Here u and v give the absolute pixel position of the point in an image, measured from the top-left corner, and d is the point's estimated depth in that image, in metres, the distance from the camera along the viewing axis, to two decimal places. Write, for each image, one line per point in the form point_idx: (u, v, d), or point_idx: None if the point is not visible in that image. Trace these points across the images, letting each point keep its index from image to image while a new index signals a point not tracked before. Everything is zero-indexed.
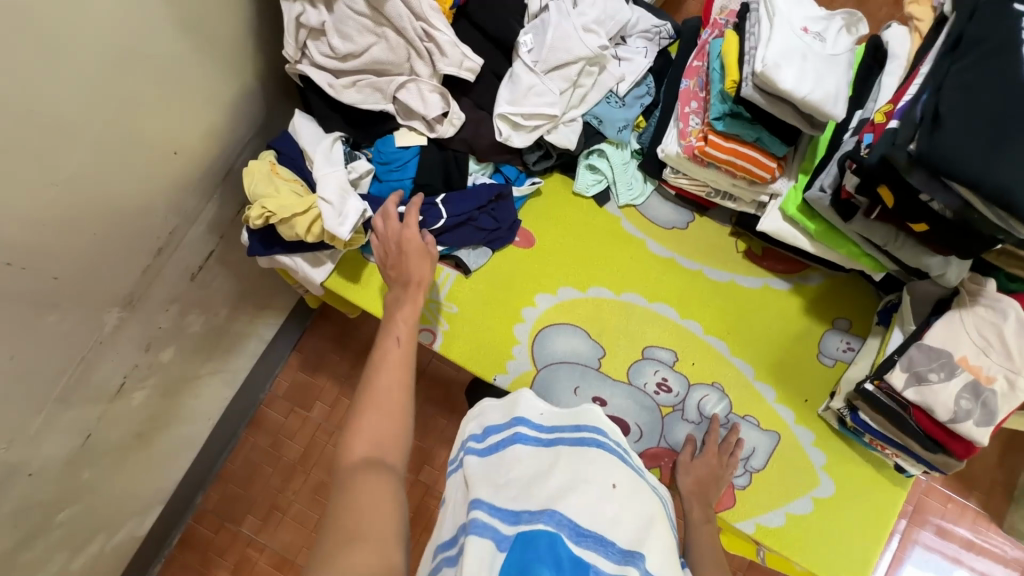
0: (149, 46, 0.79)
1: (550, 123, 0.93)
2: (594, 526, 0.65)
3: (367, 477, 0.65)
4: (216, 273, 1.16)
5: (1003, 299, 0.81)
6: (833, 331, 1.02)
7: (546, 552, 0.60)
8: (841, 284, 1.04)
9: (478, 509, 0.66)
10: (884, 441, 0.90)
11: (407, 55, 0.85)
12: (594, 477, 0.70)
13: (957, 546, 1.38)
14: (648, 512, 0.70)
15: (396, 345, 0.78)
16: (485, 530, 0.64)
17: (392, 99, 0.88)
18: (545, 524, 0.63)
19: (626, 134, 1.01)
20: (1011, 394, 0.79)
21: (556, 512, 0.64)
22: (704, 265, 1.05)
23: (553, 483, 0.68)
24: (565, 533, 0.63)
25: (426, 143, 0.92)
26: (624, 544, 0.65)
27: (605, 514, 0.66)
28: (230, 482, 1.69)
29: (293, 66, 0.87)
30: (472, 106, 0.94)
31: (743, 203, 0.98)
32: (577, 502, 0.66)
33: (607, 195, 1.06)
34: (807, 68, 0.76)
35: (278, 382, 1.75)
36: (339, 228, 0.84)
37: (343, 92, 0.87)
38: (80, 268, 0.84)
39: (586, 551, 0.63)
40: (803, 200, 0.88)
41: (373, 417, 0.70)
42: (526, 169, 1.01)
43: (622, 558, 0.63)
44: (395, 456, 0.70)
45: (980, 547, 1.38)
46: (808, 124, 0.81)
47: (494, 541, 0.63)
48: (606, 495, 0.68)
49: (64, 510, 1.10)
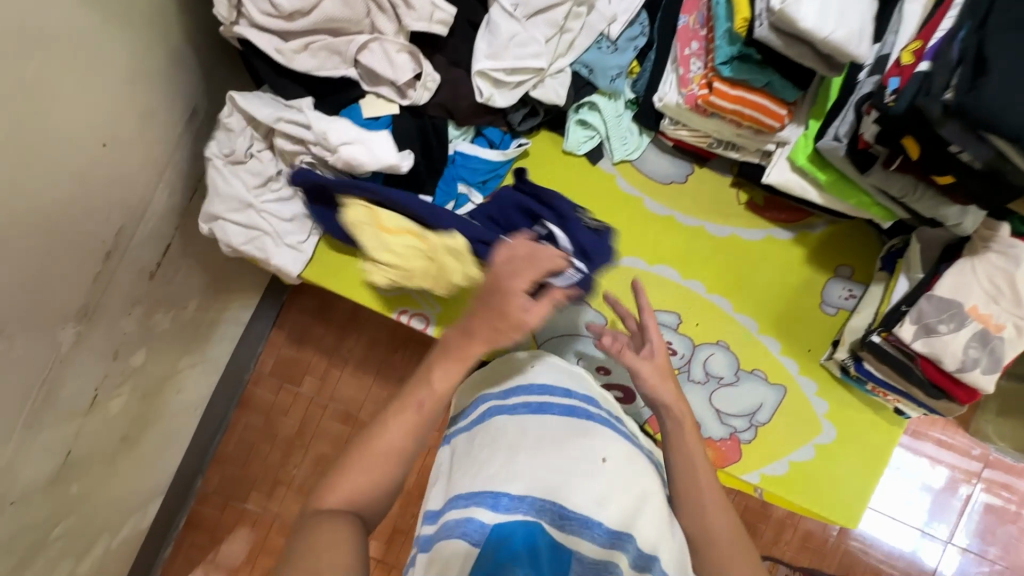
0: (51, 21, 0.65)
1: (537, 77, 0.83)
2: (580, 506, 0.61)
3: (332, 522, 0.60)
4: (177, 266, 1.06)
5: (1015, 245, 0.79)
6: (836, 279, 1.00)
7: (520, 535, 0.56)
8: (844, 231, 1.00)
9: (456, 507, 0.61)
10: (886, 389, 0.90)
11: (365, 8, 0.74)
12: (579, 455, 0.65)
13: (930, 447, 1.47)
14: (636, 485, 0.65)
15: (415, 411, 0.67)
16: (458, 525, 0.58)
17: (354, 63, 0.76)
18: (524, 513, 0.58)
19: (620, 83, 0.91)
20: (1019, 339, 0.79)
21: (532, 497, 0.60)
22: (704, 221, 0.99)
23: (539, 466, 0.63)
24: (546, 520, 0.59)
25: (399, 112, 0.81)
26: (611, 524, 0.61)
27: (594, 493, 0.62)
28: (228, 463, 1.66)
29: (229, 28, 0.73)
30: (446, 64, 0.83)
31: (748, 152, 0.91)
32: (564, 482, 0.62)
33: (600, 151, 0.97)
34: (831, 3, 0.67)
35: (263, 360, 1.69)
36: (398, 161, 0.79)
37: (295, 58, 0.75)
38: (19, 289, 0.73)
39: (571, 537, 0.59)
40: (814, 149, 0.82)
41: (361, 475, 0.65)
42: (511, 130, 0.91)
43: (611, 542, 0.60)
44: (372, 508, 0.66)
45: (948, 445, 1.47)
46: (825, 66, 0.72)
47: (466, 534, 0.57)
48: (593, 470, 0.64)
49: (60, 525, 1.06)
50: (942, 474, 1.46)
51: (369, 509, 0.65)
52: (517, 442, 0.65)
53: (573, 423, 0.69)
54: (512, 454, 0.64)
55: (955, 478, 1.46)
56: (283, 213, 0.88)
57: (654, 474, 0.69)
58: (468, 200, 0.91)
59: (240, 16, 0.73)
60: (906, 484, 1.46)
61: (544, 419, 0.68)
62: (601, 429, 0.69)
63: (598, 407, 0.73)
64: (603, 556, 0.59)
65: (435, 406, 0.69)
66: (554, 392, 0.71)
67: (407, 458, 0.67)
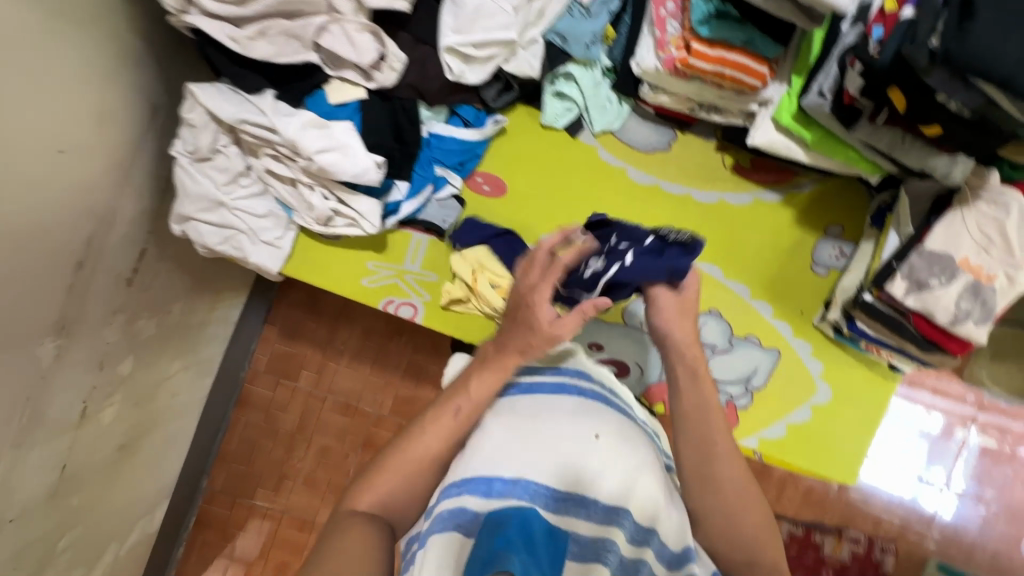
0: None
1: (507, 51, 0.80)
2: (573, 485, 0.61)
3: (357, 527, 0.60)
4: (155, 271, 1.03)
5: (1007, 193, 0.78)
6: (827, 239, 0.98)
7: (515, 518, 0.54)
8: (834, 189, 0.98)
9: (448, 497, 0.59)
10: (878, 345, 0.90)
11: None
12: (571, 433, 0.64)
13: (927, 395, 1.47)
14: (630, 459, 0.65)
15: (450, 415, 0.67)
16: (452, 517, 0.57)
17: (314, 47, 0.75)
18: (518, 498, 0.58)
19: (596, 51, 0.87)
20: (1010, 289, 0.78)
21: (527, 481, 0.59)
22: (691, 188, 0.97)
23: (531, 448, 0.62)
24: (540, 504, 0.58)
25: (366, 95, 0.80)
26: (605, 501, 0.61)
27: (588, 472, 0.62)
28: (232, 462, 1.66)
29: (177, 18, 0.69)
30: (412, 41, 0.80)
31: (731, 113, 0.88)
32: (556, 462, 0.62)
33: (579, 124, 0.94)
34: None
35: (257, 358, 1.67)
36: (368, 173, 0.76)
37: (251, 45, 0.72)
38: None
39: (566, 518, 0.59)
40: (799, 106, 0.80)
41: (391, 480, 0.64)
42: (486, 107, 0.88)
43: (608, 518, 0.60)
44: (402, 515, 0.64)
45: (943, 391, 1.47)
46: (806, 19, 0.69)
47: (460, 526, 0.56)
48: (585, 447, 0.63)
49: (65, 538, 1.05)
50: (938, 420, 1.47)
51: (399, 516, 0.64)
52: (507, 424, 0.65)
53: (563, 402, 0.68)
54: (505, 439, 0.63)
55: (952, 423, 1.47)
56: (257, 209, 0.84)
57: (649, 447, 0.69)
58: (447, 182, 0.89)
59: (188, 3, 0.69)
60: (906, 434, 1.46)
61: (535, 400, 0.68)
62: (597, 406, 0.69)
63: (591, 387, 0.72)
64: (598, 533, 0.59)
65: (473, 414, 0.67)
66: (544, 374, 0.72)
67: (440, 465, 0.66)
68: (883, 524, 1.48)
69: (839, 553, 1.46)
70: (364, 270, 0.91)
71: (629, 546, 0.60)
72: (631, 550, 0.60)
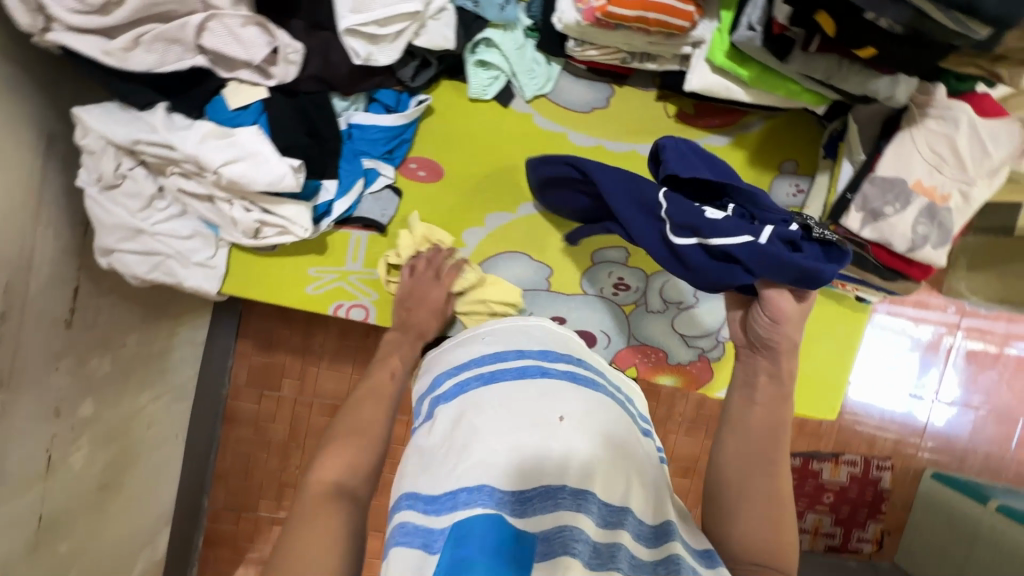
0: None
1: (415, 22, 0.74)
2: (537, 477, 0.56)
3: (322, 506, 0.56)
4: (95, 307, 0.99)
5: (953, 106, 0.74)
6: (781, 176, 0.95)
7: (478, 525, 0.52)
8: (782, 124, 0.94)
9: (405, 509, 0.58)
10: (843, 280, 0.88)
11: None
12: (533, 419, 0.60)
13: (909, 310, 1.47)
14: (600, 436, 0.61)
15: (387, 378, 0.70)
16: (417, 535, 0.55)
17: (199, 48, 0.69)
18: (482, 505, 0.54)
19: (512, 11, 0.81)
20: (965, 206, 0.77)
21: (489, 487, 0.55)
22: (635, 144, 0.92)
23: (495, 442, 0.58)
24: (506, 509, 0.54)
25: (269, 94, 0.76)
26: (574, 486, 0.56)
27: (555, 459, 0.57)
28: (229, 478, 1.64)
29: (41, 38, 0.61)
30: (305, 29, 0.74)
31: (665, 60, 0.84)
32: (520, 455, 0.57)
33: (509, 91, 0.89)
34: None
35: (235, 372, 1.61)
36: (284, 180, 0.72)
37: (128, 57, 0.66)
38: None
39: (531, 517, 0.54)
40: (731, 43, 0.74)
41: (347, 448, 0.61)
42: (406, 87, 0.84)
43: (579, 506, 0.55)
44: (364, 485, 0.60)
45: (928, 303, 1.48)
46: None
47: (426, 545, 0.54)
48: (550, 431, 0.59)
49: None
50: (923, 331, 1.48)
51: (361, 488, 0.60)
52: (470, 422, 0.61)
53: (526, 385, 0.64)
54: (468, 438, 0.59)
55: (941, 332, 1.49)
56: (179, 231, 0.80)
57: (623, 422, 0.65)
58: (378, 173, 0.86)
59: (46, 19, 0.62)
60: (898, 344, 1.47)
61: (497, 388, 0.64)
62: (563, 385, 0.65)
63: (558, 363, 0.69)
64: (564, 523, 0.54)
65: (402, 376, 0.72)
66: (506, 359, 0.68)
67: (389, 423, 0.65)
68: (878, 443, 1.49)
69: (839, 477, 1.45)
70: (306, 278, 0.87)
71: (602, 532, 0.56)
72: (603, 536, 0.56)
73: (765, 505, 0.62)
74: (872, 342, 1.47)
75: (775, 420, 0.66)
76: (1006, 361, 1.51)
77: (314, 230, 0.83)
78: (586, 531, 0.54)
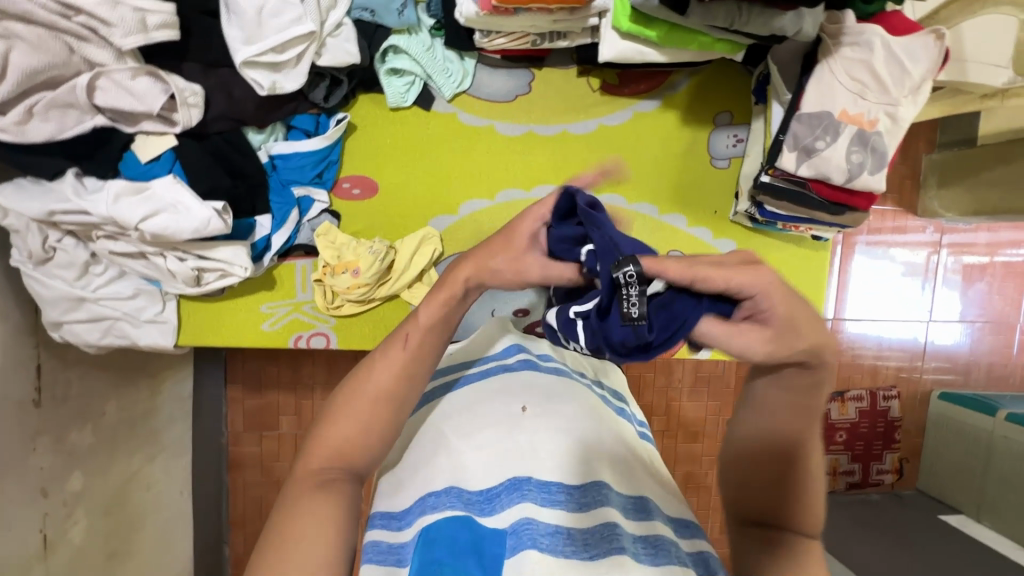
0: None
1: (313, 43, 0.76)
2: (503, 473, 0.55)
3: (318, 490, 0.57)
4: (62, 380, 1.01)
5: (865, 30, 0.73)
6: (717, 130, 0.94)
7: (444, 526, 0.49)
8: (709, 78, 0.92)
9: (377, 528, 0.55)
10: (794, 222, 0.87)
11: (65, 45, 0.68)
12: (496, 412, 0.60)
13: (888, 233, 1.42)
14: (561, 419, 0.59)
15: (399, 347, 0.61)
16: (390, 552, 0.52)
17: (96, 108, 0.73)
18: (451, 507, 0.52)
19: (412, 13, 0.81)
20: (894, 127, 0.76)
21: (458, 488, 0.54)
22: (564, 124, 0.92)
23: (463, 445, 0.58)
24: (474, 510, 0.52)
25: (179, 140, 0.79)
26: (537, 477, 0.54)
27: (522, 451, 0.56)
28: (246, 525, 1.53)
29: None
30: (203, 68, 0.77)
31: (576, 35, 0.83)
32: (485, 455, 0.57)
33: (429, 94, 0.89)
34: None
35: (231, 418, 1.51)
36: (212, 223, 0.77)
37: (26, 129, 0.70)
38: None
39: (501, 513, 0.51)
40: (633, 7, 0.73)
41: (347, 427, 0.59)
42: (322, 109, 0.86)
43: (546, 501, 0.52)
44: (366, 461, 0.60)
45: (910, 224, 1.43)
46: None
47: (399, 560, 0.51)
48: (514, 425, 0.59)
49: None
50: (906, 253, 1.44)
51: (364, 464, 0.60)
52: (439, 428, 0.61)
53: (484, 385, 0.65)
54: (438, 446, 0.59)
55: (922, 253, 1.44)
56: (121, 292, 0.86)
57: (584, 402, 0.63)
58: (312, 200, 0.90)
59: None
60: (880, 273, 1.44)
61: (463, 392, 0.65)
62: (519, 374, 0.65)
63: (516, 358, 0.69)
64: (531, 515, 0.50)
65: (423, 348, 0.61)
66: (471, 366, 0.70)
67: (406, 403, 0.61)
68: (880, 372, 1.46)
69: (847, 415, 1.43)
70: (262, 315, 0.93)
71: (575, 518, 0.51)
72: (570, 520, 0.51)
73: (783, 493, 0.51)
74: (857, 270, 1.43)
75: (805, 409, 0.49)
76: (995, 269, 1.48)
77: (257, 267, 0.87)
78: (554, 522, 0.50)
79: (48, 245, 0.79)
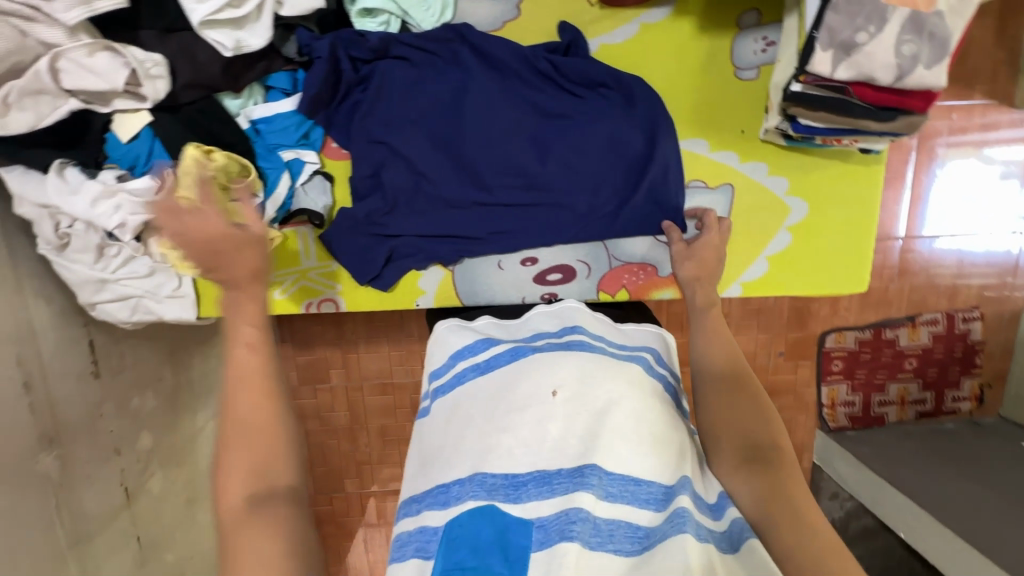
0: (148, 32, 0.77)
1: (598, 66, 0.90)
2: (534, 464, 0.60)
3: (270, 506, 0.56)
4: None
5: None
6: (855, 285, 1.03)
7: (465, 524, 0.57)
8: (868, 233, 1.01)
9: (403, 517, 0.64)
10: (835, 134, 0.85)
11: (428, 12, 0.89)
12: (527, 392, 0.63)
13: None
14: (636, 425, 0.61)
15: (240, 349, 0.60)
16: (413, 541, 0.60)
17: (388, 55, 0.90)
18: (473, 497, 0.58)
19: (709, 64, 0.94)
20: None
21: (483, 476, 0.59)
22: (742, 226, 1.00)
23: (491, 429, 0.62)
24: (500, 497, 0.58)
25: (451, 72, 0.91)
26: (604, 467, 0.59)
27: (556, 449, 0.60)
28: (303, 420, 1.71)
29: (252, 26, 0.78)
30: (486, 63, 0.91)
31: (856, 140, 0.88)
32: (513, 444, 0.61)
33: (665, 138, 0.93)
34: (874, 51, 0.72)
35: (324, 331, 1.65)
36: (462, 124, 0.91)
37: (340, 55, 0.86)
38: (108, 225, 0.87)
39: (528, 503, 0.58)
40: (895, 125, 0.80)
41: (239, 452, 0.57)
42: (550, 120, 0.92)
43: (574, 486, 0.57)
44: (287, 473, 0.58)
45: None
46: (872, 118, 0.79)
47: (421, 550, 0.58)
48: (505, 422, 0.62)
49: (107, 416, 1.16)
50: None
51: (285, 477, 0.58)
52: (465, 411, 0.66)
53: (517, 364, 0.68)
54: (467, 431, 0.64)
55: None
56: (316, 193, 0.92)
57: (627, 380, 0.65)
58: None
59: (278, 19, 0.82)
60: None
61: (488, 377, 0.68)
62: (558, 353, 0.68)
63: (544, 341, 0.73)
64: (562, 508, 0.56)
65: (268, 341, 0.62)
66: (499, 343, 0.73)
67: (283, 421, 0.59)
68: None
69: None
70: (417, 290, 0.99)
71: (603, 505, 0.57)
72: (606, 512, 0.57)
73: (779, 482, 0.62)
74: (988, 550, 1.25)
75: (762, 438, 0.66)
76: None
77: None
78: (586, 508, 0.56)
79: (310, 129, 0.91)
